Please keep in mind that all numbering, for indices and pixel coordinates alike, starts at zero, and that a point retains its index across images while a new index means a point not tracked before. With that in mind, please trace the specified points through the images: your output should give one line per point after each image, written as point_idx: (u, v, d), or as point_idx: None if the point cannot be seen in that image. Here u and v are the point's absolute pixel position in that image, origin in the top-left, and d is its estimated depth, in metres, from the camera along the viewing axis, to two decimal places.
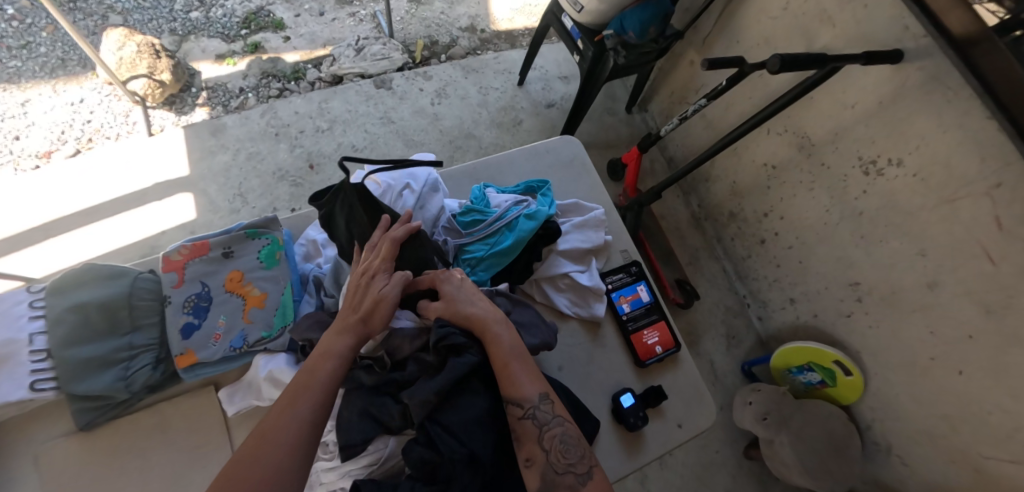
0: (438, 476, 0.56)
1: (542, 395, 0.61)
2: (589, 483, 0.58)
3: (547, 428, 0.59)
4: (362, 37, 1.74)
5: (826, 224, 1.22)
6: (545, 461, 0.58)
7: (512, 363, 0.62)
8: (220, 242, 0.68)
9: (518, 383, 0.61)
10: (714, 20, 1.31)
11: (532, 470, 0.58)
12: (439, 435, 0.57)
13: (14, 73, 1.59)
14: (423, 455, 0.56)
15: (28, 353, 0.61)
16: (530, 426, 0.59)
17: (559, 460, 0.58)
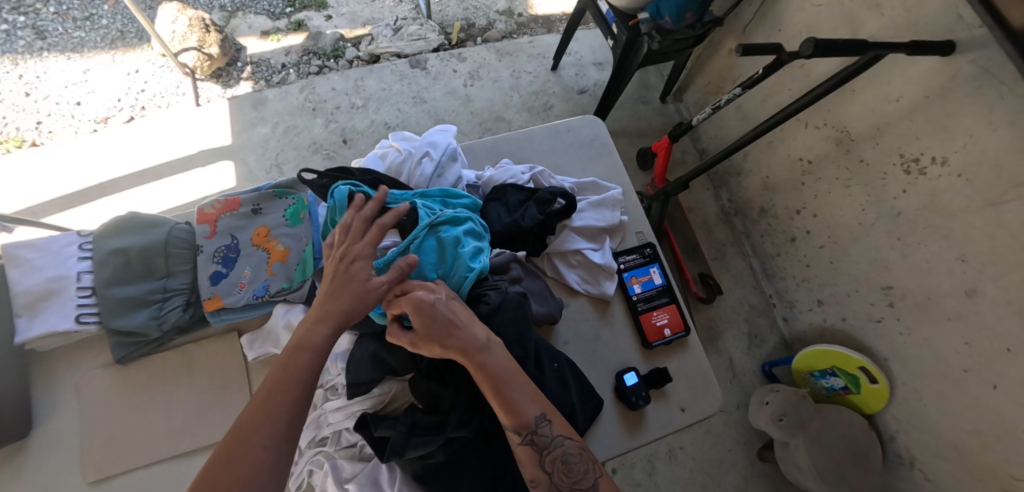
0: (440, 410, 0.60)
1: (540, 417, 0.57)
2: None
3: (549, 451, 0.56)
4: (400, 18, 1.77)
5: (861, 224, 1.17)
6: (548, 480, 0.56)
7: (505, 387, 0.56)
8: (249, 199, 0.71)
9: (514, 410, 0.56)
10: (755, 8, 1.26)
11: (537, 488, 0.56)
12: (447, 374, 0.60)
13: (77, 43, 1.71)
14: (431, 389, 0.60)
15: (75, 288, 0.67)
16: (529, 452, 0.56)
17: (563, 480, 0.56)
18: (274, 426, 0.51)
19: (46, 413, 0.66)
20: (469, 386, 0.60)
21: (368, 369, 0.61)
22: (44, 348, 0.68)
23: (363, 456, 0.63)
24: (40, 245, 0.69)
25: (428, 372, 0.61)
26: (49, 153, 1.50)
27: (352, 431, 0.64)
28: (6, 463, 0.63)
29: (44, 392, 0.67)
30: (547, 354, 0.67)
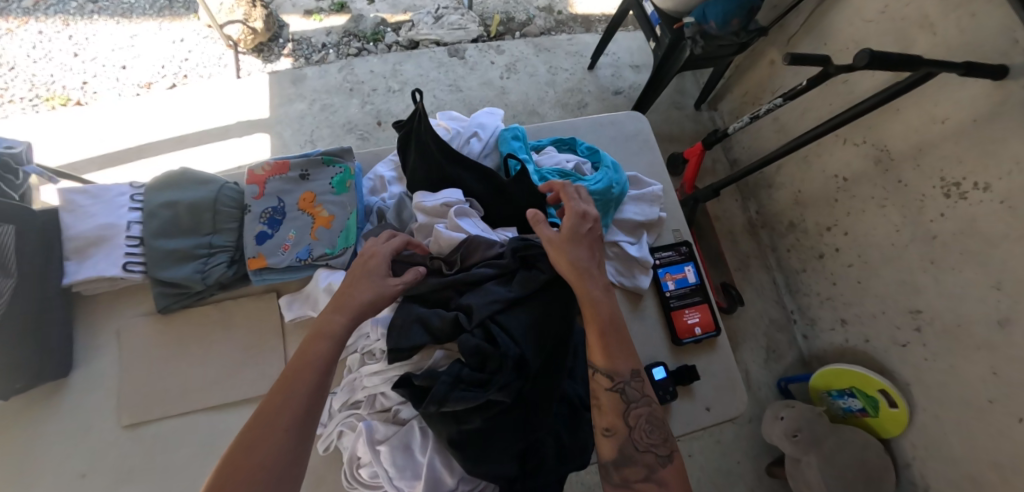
0: (485, 369, 0.59)
1: (633, 373, 0.61)
2: (668, 465, 0.59)
3: (632, 406, 0.61)
4: (441, 6, 1.79)
5: (894, 245, 1.15)
6: (625, 434, 0.61)
7: (609, 332, 0.62)
8: (298, 165, 0.73)
9: (617, 354, 0.62)
10: (802, 20, 1.25)
11: (611, 439, 0.61)
12: (499, 331, 0.59)
13: (127, 8, 1.75)
14: (479, 346, 0.58)
15: (124, 237, 0.68)
16: (617, 399, 0.61)
17: (641, 438, 0.60)
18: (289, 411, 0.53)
19: (88, 354, 0.68)
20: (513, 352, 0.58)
21: (408, 333, 0.62)
22: (89, 292, 0.69)
23: (397, 419, 0.64)
24: (94, 193, 0.70)
25: (475, 331, 0.60)
26: (94, 113, 1.54)
27: (388, 395, 0.64)
28: (48, 398, 0.65)
29: (84, 334, 0.69)
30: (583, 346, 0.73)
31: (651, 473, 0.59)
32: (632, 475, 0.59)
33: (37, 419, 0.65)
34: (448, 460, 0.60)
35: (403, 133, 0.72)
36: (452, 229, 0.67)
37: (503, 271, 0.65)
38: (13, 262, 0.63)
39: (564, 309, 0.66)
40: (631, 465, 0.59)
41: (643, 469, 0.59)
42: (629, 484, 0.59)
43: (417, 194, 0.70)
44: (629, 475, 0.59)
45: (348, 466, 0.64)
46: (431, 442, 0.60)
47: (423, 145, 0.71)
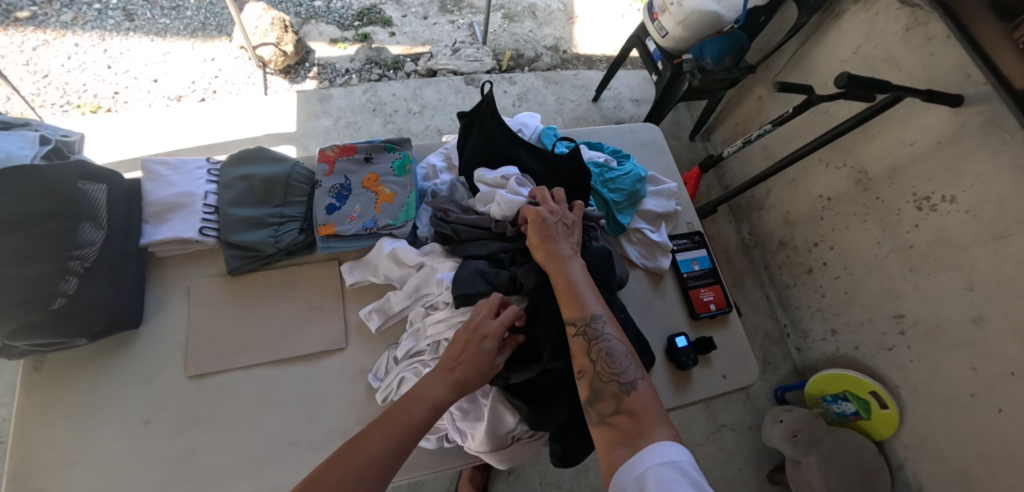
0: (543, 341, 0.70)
1: (594, 315, 0.64)
2: (633, 392, 0.59)
3: (596, 344, 0.62)
4: (458, 41, 1.95)
5: (875, 256, 1.28)
6: (592, 372, 0.62)
7: (572, 286, 0.66)
8: (364, 148, 0.82)
9: (578, 302, 0.65)
10: (785, 61, 1.43)
11: (582, 380, 0.62)
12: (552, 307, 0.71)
13: (162, 28, 1.86)
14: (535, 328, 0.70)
15: (202, 204, 0.76)
16: (583, 341, 0.63)
17: (607, 372, 0.61)
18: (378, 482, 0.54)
19: (159, 307, 0.79)
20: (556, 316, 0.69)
21: (468, 283, 0.71)
22: (166, 253, 0.81)
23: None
24: (174, 164, 0.78)
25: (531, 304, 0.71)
26: (125, 119, 1.61)
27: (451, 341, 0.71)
28: (121, 346, 0.75)
29: (157, 290, 0.80)
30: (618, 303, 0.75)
31: (620, 402, 0.59)
32: (605, 408, 0.59)
33: (110, 364, 0.73)
34: (509, 405, 0.70)
35: (467, 121, 0.83)
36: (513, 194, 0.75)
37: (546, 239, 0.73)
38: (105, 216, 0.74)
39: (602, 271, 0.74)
40: (603, 398, 0.60)
41: (610, 398, 0.59)
42: (605, 419, 0.59)
43: (479, 169, 0.78)
44: (603, 410, 0.59)
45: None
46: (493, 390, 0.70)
47: (485, 130, 0.82)
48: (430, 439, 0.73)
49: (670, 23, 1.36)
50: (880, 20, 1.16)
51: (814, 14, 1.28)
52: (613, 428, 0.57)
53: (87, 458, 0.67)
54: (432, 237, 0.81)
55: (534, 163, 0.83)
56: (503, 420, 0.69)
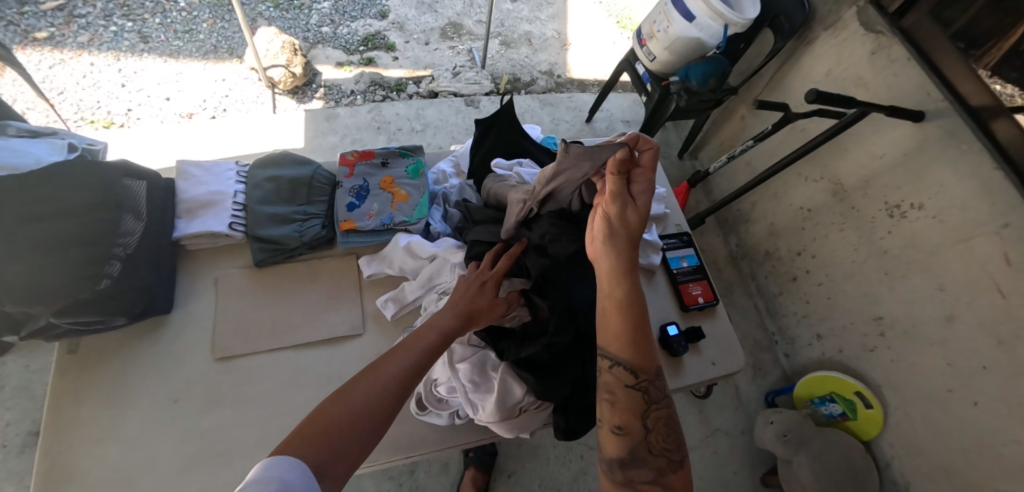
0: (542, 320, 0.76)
1: (659, 376, 0.66)
2: (678, 472, 0.63)
3: (652, 409, 0.65)
4: (459, 65, 2.06)
5: (854, 262, 1.36)
6: (641, 435, 0.64)
7: (641, 336, 0.67)
8: (381, 154, 0.91)
9: (645, 356, 0.67)
10: (765, 83, 1.54)
11: (624, 436, 0.65)
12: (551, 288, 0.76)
13: (175, 50, 1.95)
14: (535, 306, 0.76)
15: (232, 203, 0.86)
16: (638, 399, 0.66)
17: (656, 442, 0.64)
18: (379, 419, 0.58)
19: (192, 296, 0.86)
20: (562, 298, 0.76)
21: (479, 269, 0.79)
22: (197, 246, 0.89)
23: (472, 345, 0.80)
24: (206, 167, 0.88)
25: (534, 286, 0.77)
26: (138, 135, 1.67)
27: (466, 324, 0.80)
28: (151, 332, 0.82)
29: (188, 283, 0.87)
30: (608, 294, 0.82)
31: (659, 475, 0.63)
32: (638, 476, 0.63)
33: (142, 346, 0.81)
34: (517, 377, 0.76)
35: (481, 131, 0.93)
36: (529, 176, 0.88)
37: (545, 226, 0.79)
38: (144, 208, 0.82)
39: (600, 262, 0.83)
40: (640, 466, 0.63)
41: (654, 470, 0.62)
42: (633, 484, 0.63)
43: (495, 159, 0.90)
44: (636, 476, 0.63)
45: (424, 395, 0.78)
46: (503, 363, 0.77)
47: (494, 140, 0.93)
48: (442, 415, 0.80)
49: (658, 49, 1.48)
50: (848, 46, 1.28)
51: (789, 40, 1.40)
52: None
53: (117, 436, 0.74)
54: (444, 234, 0.88)
55: (545, 159, 0.94)
56: (512, 391, 0.75)
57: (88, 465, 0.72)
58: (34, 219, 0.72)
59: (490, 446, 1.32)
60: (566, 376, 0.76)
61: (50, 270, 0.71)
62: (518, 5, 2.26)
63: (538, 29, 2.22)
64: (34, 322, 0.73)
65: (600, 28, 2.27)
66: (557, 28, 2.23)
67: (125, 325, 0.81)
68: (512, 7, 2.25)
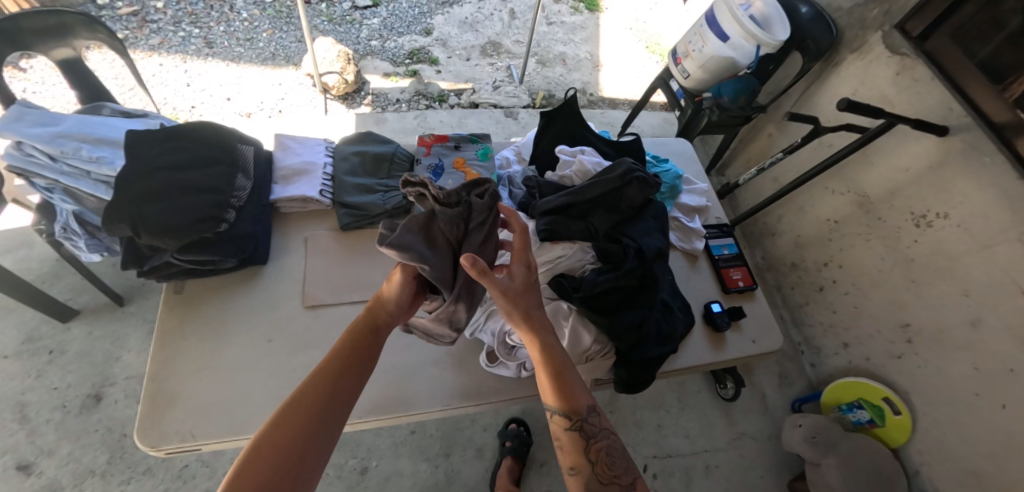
0: (616, 261, 0.79)
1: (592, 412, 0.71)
2: None
3: (592, 444, 0.70)
4: (498, 80, 2.20)
5: (880, 270, 1.41)
6: (589, 469, 0.69)
7: (566, 378, 0.71)
8: (455, 138, 1.02)
9: (576, 398, 0.71)
10: (794, 101, 1.64)
11: (577, 476, 0.70)
12: (623, 236, 0.81)
13: (236, 55, 2.11)
14: (609, 250, 0.79)
15: (322, 173, 0.98)
16: (578, 438, 0.70)
17: (604, 472, 0.69)
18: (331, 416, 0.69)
19: (283, 253, 0.97)
20: (634, 243, 0.80)
21: (554, 227, 0.80)
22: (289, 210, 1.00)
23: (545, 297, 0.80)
24: (302, 140, 1.02)
25: (611, 238, 0.81)
26: None
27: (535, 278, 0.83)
28: (246, 282, 0.93)
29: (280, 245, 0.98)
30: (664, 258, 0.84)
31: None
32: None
33: (242, 293, 0.92)
34: (586, 325, 0.77)
35: (545, 121, 1.03)
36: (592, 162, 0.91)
37: (615, 183, 0.81)
38: (253, 170, 0.94)
39: (662, 222, 0.86)
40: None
41: None
42: None
43: (558, 147, 0.96)
44: None
45: (496, 348, 0.90)
46: (573, 313, 0.77)
47: (556, 130, 1.02)
48: (510, 366, 0.91)
49: (692, 67, 1.59)
50: (874, 67, 1.37)
51: (817, 62, 1.50)
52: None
53: (215, 368, 0.84)
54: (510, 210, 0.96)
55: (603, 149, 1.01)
56: (581, 339, 0.77)
57: (191, 388, 0.81)
58: (165, 167, 0.83)
59: (526, 438, 1.35)
60: (628, 316, 0.76)
61: (192, 211, 0.82)
62: (553, 28, 2.42)
63: (572, 51, 2.36)
64: (157, 258, 0.85)
65: (631, 52, 2.41)
66: (589, 51, 2.37)
67: (230, 270, 0.92)
68: (548, 30, 2.41)
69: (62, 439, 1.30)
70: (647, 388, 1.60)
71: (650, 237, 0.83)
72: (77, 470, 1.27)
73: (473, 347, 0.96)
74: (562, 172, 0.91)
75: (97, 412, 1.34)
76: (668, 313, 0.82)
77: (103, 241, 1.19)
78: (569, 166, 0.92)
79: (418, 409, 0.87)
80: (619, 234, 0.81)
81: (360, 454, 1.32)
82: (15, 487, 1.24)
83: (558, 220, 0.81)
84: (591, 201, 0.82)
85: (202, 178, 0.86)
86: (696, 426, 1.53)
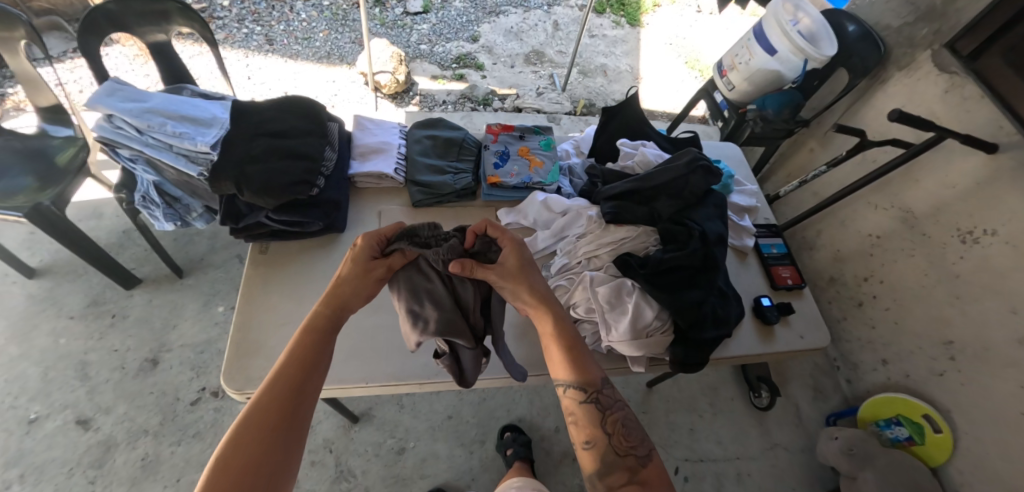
0: (682, 242, 0.90)
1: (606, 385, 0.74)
2: (650, 464, 0.69)
3: (607, 416, 0.72)
4: (541, 87, 2.27)
5: (922, 286, 1.40)
6: (606, 441, 0.71)
7: (578, 353, 0.76)
8: (520, 129, 1.16)
9: (587, 373, 0.75)
10: (838, 116, 1.66)
11: (595, 446, 0.71)
12: (688, 219, 0.91)
13: (294, 53, 2.22)
14: (675, 232, 0.90)
15: (397, 152, 1.14)
16: (594, 411, 0.73)
17: (621, 443, 0.71)
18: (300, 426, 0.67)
19: (358, 222, 1.10)
20: (699, 227, 0.91)
21: (625, 212, 0.93)
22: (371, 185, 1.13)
23: (610, 275, 0.91)
24: (381, 123, 1.19)
25: (677, 221, 0.92)
26: None
27: (603, 258, 0.93)
28: (325, 244, 1.07)
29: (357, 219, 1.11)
30: (721, 244, 0.93)
31: (633, 475, 0.68)
32: (615, 481, 0.68)
33: (318, 258, 1.04)
34: (649, 302, 0.87)
35: (606, 117, 1.16)
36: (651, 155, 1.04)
37: (681, 171, 0.93)
38: (337, 143, 1.11)
39: (721, 209, 0.97)
40: (614, 471, 0.68)
41: (628, 469, 0.68)
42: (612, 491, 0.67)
43: (620, 140, 1.08)
44: (611, 481, 0.68)
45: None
46: (638, 289, 0.87)
47: (616, 125, 1.15)
48: None
49: (737, 79, 1.63)
50: (922, 84, 1.40)
51: (864, 78, 1.53)
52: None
53: (294, 322, 0.95)
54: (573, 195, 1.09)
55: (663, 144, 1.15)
56: (643, 315, 0.86)
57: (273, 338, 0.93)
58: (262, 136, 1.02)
59: (523, 439, 1.34)
60: (691, 295, 0.87)
61: (285, 171, 0.98)
62: (595, 41, 2.49)
63: (613, 63, 2.43)
64: (252, 217, 1.00)
65: (671, 67, 2.46)
66: (630, 63, 2.44)
67: (311, 234, 1.05)
68: (590, 43, 2.48)
69: (120, 399, 1.37)
70: (679, 392, 1.61)
71: (711, 222, 0.94)
72: (132, 428, 1.33)
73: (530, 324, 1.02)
74: (626, 162, 1.04)
75: (153, 376, 1.41)
76: (723, 298, 0.92)
77: (178, 211, 1.22)
78: (631, 157, 1.04)
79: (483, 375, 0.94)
80: (683, 218, 0.92)
81: (399, 434, 1.36)
82: (74, 441, 1.30)
83: (629, 203, 0.93)
84: (659, 188, 0.93)
85: (294, 145, 1.02)
86: (728, 433, 1.54)
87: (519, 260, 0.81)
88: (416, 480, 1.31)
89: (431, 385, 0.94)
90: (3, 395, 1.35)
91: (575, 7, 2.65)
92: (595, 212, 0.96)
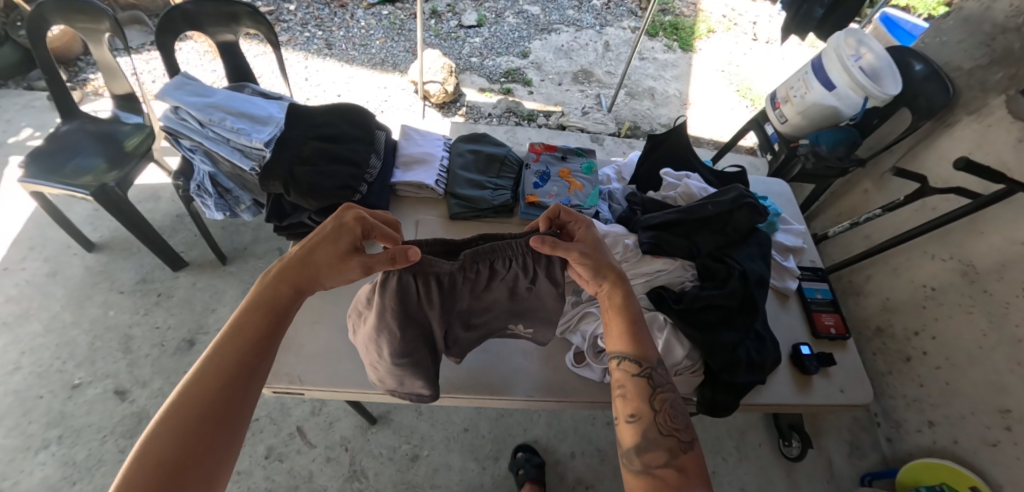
0: (721, 281, 0.88)
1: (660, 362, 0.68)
2: (689, 452, 0.62)
3: (658, 392, 0.66)
4: (587, 106, 2.27)
5: (981, 348, 1.30)
6: (650, 418, 0.65)
7: (641, 327, 0.70)
8: (562, 150, 1.17)
9: (646, 348, 0.69)
10: (897, 158, 1.58)
11: (636, 422, 0.65)
12: (729, 257, 0.89)
13: (351, 58, 2.31)
14: (715, 271, 0.89)
15: (439, 164, 1.16)
16: (644, 385, 0.67)
17: (665, 422, 0.64)
18: (237, 423, 0.53)
19: None
20: (739, 267, 0.88)
21: (666, 244, 0.91)
22: (411, 194, 1.15)
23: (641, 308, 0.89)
24: (426, 134, 1.22)
25: (717, 258, 0.90)
26: None
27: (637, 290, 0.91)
28: None
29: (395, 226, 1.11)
30: (761, 285, 0.90)
31: (672, 457, 0.61)
32: (653, 460, 0.61)
33: None
34: (680, 340, 0.84)
35: (650, 146, 1.15)
36: (694, 188, 1.02)
37: (724, 205, 0.91)
38: (382, 152, 1.13)
39: (764, 249, 0.94)
40: (653, 449, 0.62)
41: (666, 450, 0.61)
42: (649, 470, 0.61)
43: (664, 169, 1.06)
44: (651, 460, 0.61)
45: (585, 351, 0.94)
46: (670, 325, 0.85)
47: (659, 156, 1.14)
48: (595, 369, 0.95)
49: (791, 112, 1.57)
50: (993, 131, 1.31)
51: (930, 121, 1.45)
52: (656, 480, 0.60)
53: (326, 321, 0.99)
54: (610, 220, 1.08)
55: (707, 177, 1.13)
56: (673, 352, 0.84)
57: (307, 339, 0.96)
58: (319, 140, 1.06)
59: (536, 461, 1.31)
60: (726, 336, 0.84)
61: (335, 176, 1.03)
62: (645, 63, 2.48)
63: (662, 87, 2.40)
64: (295, 216, 1.06)
65: (721, 93, 2.42)
66: (678, 88, 2.40)
67: None
68: (640, 65, 2.47)
69: (156, 374, 1.43)
70: (704, 431, 1.55)
71: (752, 263, 0.91)
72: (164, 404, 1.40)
73: (556, 348, 1.01)
74: (667, 193, 1.03)
75: (189, 357, 1.47)
76: (760, 342, 0.88)
77: (229, 202, 1.28)
78: (673, 189, 1.03)
79: (505, 398, 0.93)
80: (723, 256, 0.90)
81: (414, 441, 1.36)
82: (112, 410, 1.37)
83: (666, 234, 0.92)
84: (700, 220, 0.91)
85: (344, 151, 1.07)
86: (753, 480, 1.47)
87: (587, 234, 0.74)
88: (427, 489, 1.31)
89: (453, 399, 0.94)
90: (54, 359, 1.44)
91: (628, 28, 2.65)
92: (633, 240, 0.93)
